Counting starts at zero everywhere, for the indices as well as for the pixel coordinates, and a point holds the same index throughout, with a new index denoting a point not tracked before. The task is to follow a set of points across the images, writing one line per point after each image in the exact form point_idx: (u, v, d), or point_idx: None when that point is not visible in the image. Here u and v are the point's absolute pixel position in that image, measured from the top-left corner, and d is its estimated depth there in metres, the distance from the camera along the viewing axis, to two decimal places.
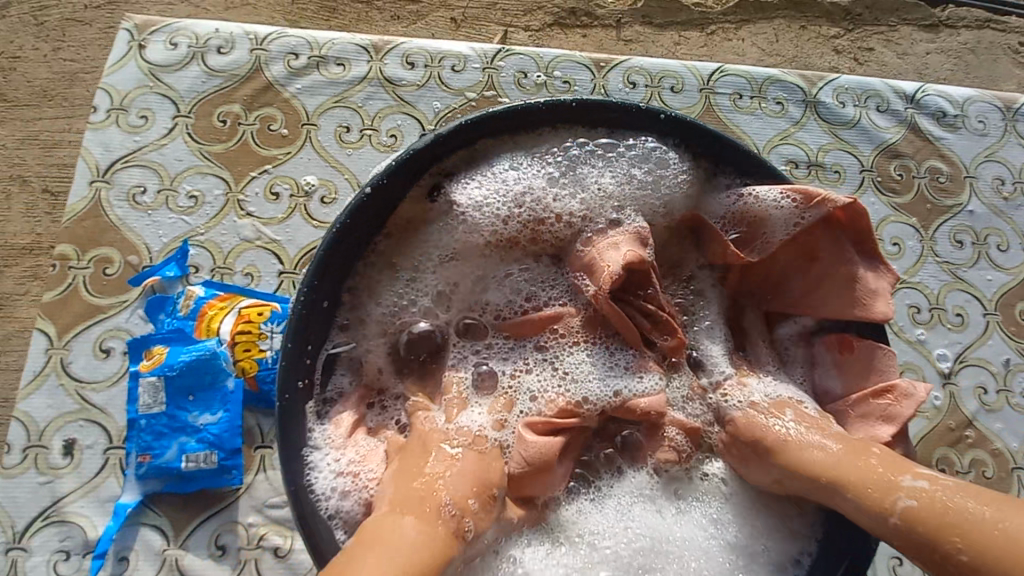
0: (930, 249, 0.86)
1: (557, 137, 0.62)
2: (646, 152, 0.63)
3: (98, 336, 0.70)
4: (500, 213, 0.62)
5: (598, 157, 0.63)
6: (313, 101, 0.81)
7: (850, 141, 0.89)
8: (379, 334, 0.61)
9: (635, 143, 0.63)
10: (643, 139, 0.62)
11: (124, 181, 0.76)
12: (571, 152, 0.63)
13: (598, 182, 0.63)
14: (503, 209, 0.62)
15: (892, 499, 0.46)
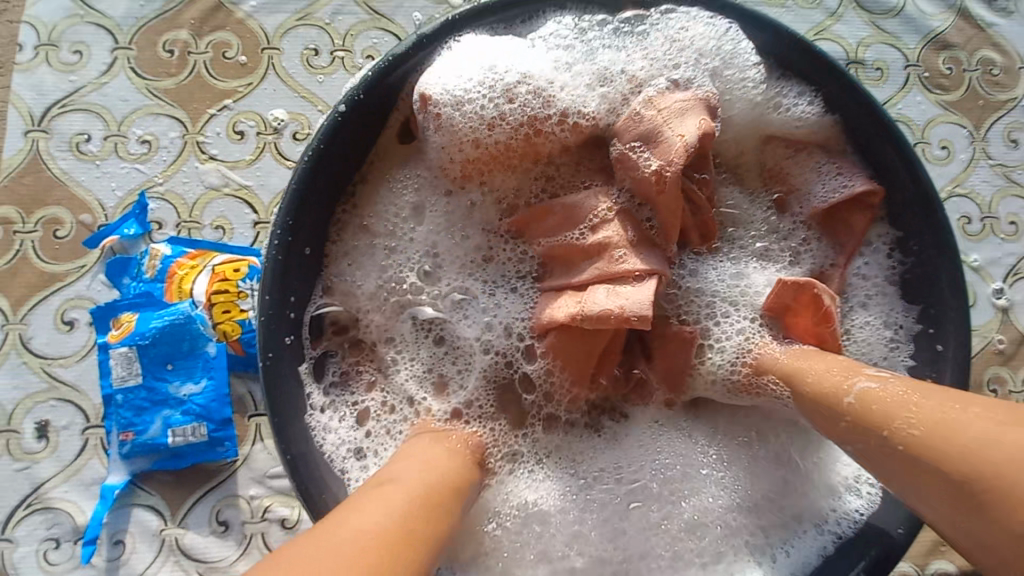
0: (982, 151, 0.77)
1: (568, 21, 0.51)
2: (676, 30, 0.51)
3: (59, 307, 0.62)
4: (489, 114, 0.49)
5: (622, 42, 0.51)
6: (273, 21, 0.70)
7: (893, 32, 0.77)
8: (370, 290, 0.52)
9: (667, 20, 0.51)
10: (676, 17, 0.51)
11: (64, 129, 0.66)
12: (587, 39, 0.51)
13: (625, 70, 0.51)
14: (493, 110, 0.49)
15: (855, 389, 0.40)
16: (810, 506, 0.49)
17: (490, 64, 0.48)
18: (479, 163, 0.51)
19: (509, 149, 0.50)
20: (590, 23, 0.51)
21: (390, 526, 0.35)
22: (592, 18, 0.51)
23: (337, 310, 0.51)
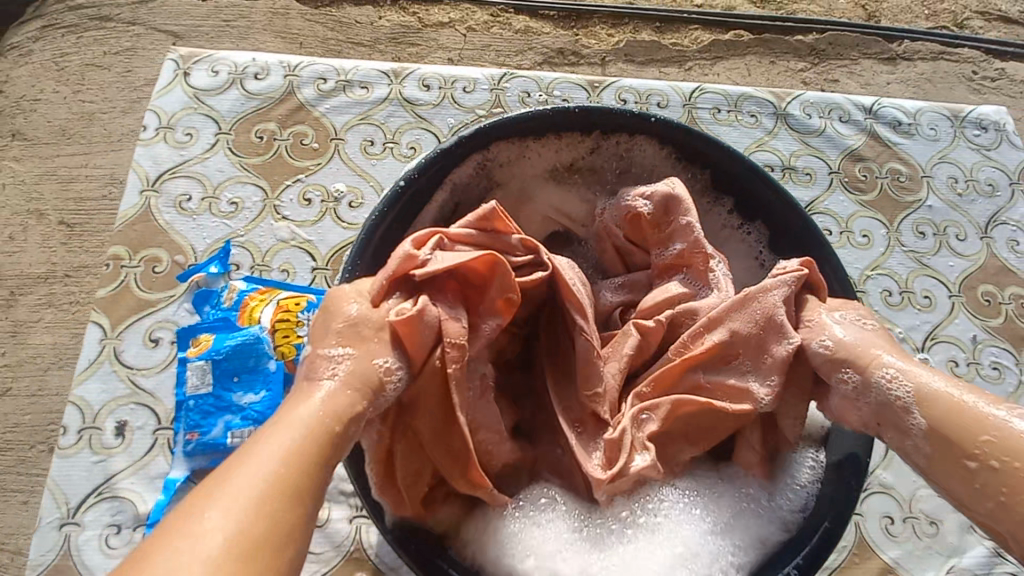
0: (896, 240, 0.96)
1: (558, 141, 0.73)
2: (628, 147, 0.74)
3: (148, 327, 0.76)
4: None
5: None
6: (341, 119, 0.91)
7: (818, 148, 1.00)
8: None
9: (625, 143, 0.74)
10: (633, 141, 0.73)
11: (171, 190, 0.84)
12: (566, 155, 0.74)
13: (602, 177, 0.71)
14: None
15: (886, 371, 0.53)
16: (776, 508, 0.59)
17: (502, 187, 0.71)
18: None
19: None
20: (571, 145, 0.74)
21: (273, 476, 0.40)
22: (574, 140, 0.73)
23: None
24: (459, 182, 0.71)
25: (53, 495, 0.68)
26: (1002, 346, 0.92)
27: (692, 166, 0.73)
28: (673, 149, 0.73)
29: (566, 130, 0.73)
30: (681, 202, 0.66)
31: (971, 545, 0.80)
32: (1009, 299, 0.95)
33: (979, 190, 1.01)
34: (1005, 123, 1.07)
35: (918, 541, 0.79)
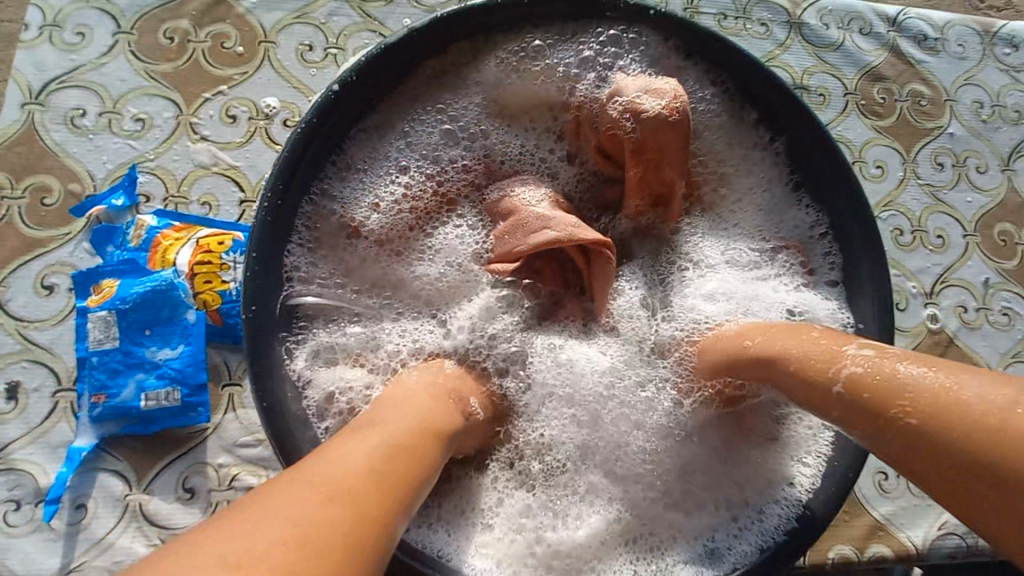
0: (913, 172, 0.86)
1: (537, 37, 0.59)
2: (622, 49, 0.60)
3: (39, 272, 0.63)
4: (447, 135, 0.61)
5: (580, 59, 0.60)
6: (271, 18, 0.75)
7: (834, 64, 0.87)
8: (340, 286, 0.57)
9: (617, 41, 0.59)
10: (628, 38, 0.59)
11: (61, 104, 0.69)
12: (548, 52, 0.60)
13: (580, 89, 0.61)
14: (449, 132, 0.61)
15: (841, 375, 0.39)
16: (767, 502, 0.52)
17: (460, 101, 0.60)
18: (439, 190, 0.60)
19: (468, 170, 0.61)
20: (553, 42, 0.59)
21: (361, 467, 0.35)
22: (556, 38, 0.59)
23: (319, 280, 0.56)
24: (412, 90, 0.58)
25: None
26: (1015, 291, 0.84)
27: (712, 73, 0.60)
28: (681, 54, 0.60)
29: (546, 22, 0.58)
30: (681, 126, 0.55)
31: None
32: None
33: (1005, 116, 0.91)
34: None
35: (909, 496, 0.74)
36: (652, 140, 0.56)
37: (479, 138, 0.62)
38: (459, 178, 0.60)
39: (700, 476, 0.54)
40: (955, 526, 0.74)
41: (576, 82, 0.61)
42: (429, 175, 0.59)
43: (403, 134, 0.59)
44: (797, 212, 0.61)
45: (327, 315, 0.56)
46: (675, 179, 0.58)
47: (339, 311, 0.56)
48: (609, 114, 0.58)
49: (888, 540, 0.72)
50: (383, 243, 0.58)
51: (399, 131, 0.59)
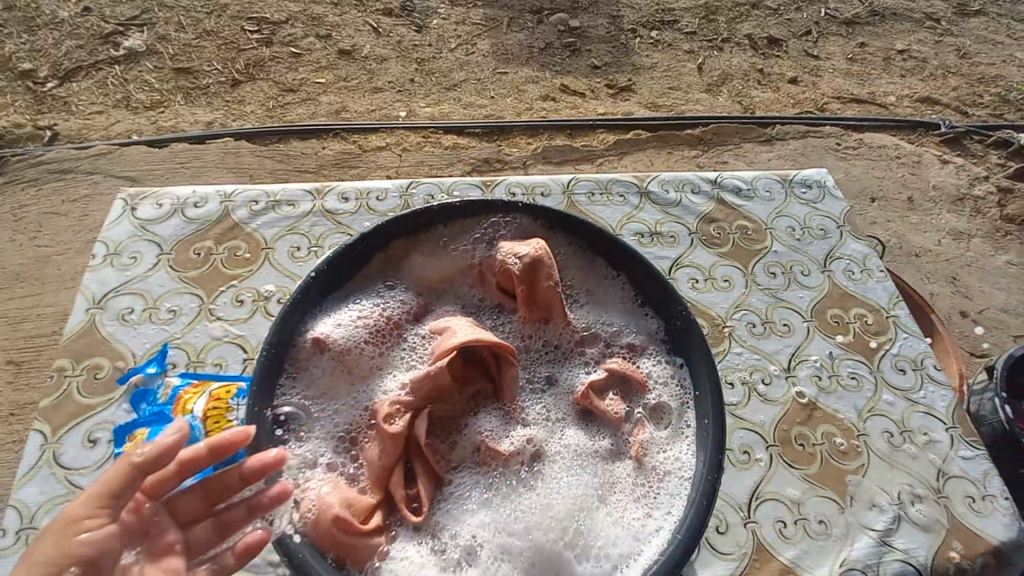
0: (753, 281, 1.14)
1: (449, 230, 0.90)
2: (506, 229, 0.91)
3: (87, 430, 0.83)
4: (394, 292, 0.86)
5: (479, 239, 0.91)
6: (271, 232, 1.07)
7: (677, 214, 1.21)
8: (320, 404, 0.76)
9: (501, 225, 0.91)
10: (507, 223, 0.91)
11: (115, 306, 0.95)
12: (457, 239, 0.91)
13: (481, 257, 0.90)
14: (396, 290, 0.86)
15: None
16: (633, 546, 0.69)
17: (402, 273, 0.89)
18: (391, 326, 0.82)
19: (411, 312, 0.84)
20: (460, 232, 0.91)
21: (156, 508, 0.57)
22: (461, 229, 0.91)
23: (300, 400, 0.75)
24: (368, 268, 0.86)
25: None
26: (856, 358, 1.07)
27: (569, 240, 0.92)
28: (545, 229, 0.92)
29: (453, 220, 0.90)
30: (545, 263, 0.84)
31: (858, 537, 0.89)
32: (855, 318, 1.12)
33: (813, 235, 1.22)
34: (826, 180, 1.30)
35: (810, 539, 0.88)
36: (530, 270, 0.84)
37: (417, 294, 0.88)
38: (402, 313, 0.83)
39: (594, 532, 0.70)
40: (855, 562, 0.87)
41: (476, 251, 0.91)
42: (382, 316, 0.82)
43: (363, 295, 0.84)
44: (646, 322, 0.88)
45: (308, 427, 0.74)
46: (551, 296, 0.85)
47: (317, 424, 0.74)
48: (499, 267, 0.87)
49: None
50: (347, 365, 0.78)
51: (360, 294, 0.84)
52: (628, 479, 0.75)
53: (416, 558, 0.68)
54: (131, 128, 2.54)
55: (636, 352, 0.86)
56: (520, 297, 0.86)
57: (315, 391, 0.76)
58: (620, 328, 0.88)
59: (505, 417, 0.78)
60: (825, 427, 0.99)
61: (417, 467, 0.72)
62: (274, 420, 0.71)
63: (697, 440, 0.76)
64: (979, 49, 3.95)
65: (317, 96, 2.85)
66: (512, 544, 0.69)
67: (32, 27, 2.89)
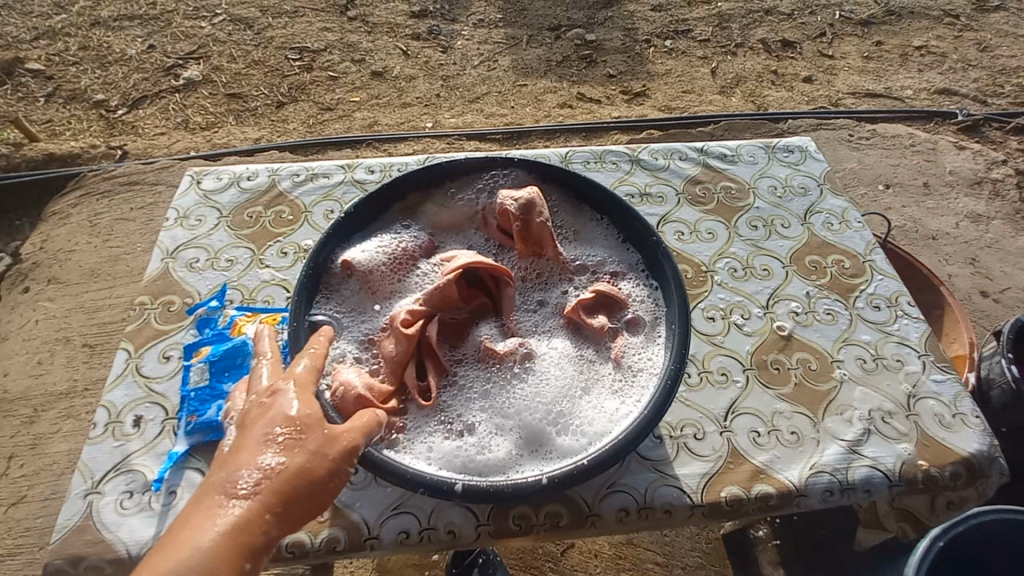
0: (735, 233, 1.25)
1: (456, 184, 1.07)
2: (503, 181, 1.07)
3: (163, 348, 1.02)
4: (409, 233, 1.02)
5: (481, 192, 1.07)
6: (310, 199, 1.26)
7: (666, 178, 1.34)
8: (347, 318, 0.92)
9: (500, 179, 1.07)
10: (504, 176, 1.07)
11: (184, 257, 1.15)
12: (463, 192, 1.07)
13: (483, 205, 1.06)
14: (411, 231, 1.02)
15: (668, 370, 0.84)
16: (607, 424, 0.81)
17: (416, 220, 1.05)
18: (406, 258, 0.98)
19: (423, 248, 1.00)
20: (465, 186, 1.07)
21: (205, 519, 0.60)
22: (466, 183, 1.07)
23: (334, 313, 0.91)
24: (388, 215, 1.03)
25: (81, 473, 0.88)
26: (833, 296, 1.16)
27: (559, 189, 1.07)
28: (538, 181, 1.08)
29: (459, 176, 1.07)
30: (536, 204, 0.99)
31: (827, 446, 0.97)
32: (832, 263, 1.21)
33: (794, 192, 1.33)
34: (808, 145, 1.42)
35: (783, 447, 0.96)
36: (525, 209, 0.99)
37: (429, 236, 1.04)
38: (416, 247, 0.99)
39: (574, 415, 0.82)
40: (824, 466, 0.94)
41: (479, 200, 1.06)
42: (399, 249, 0.97)
43: (384, 234, 1.00)
44: (628, 254, 1.01)
45: (338, 334, 0.90)
46: (543, 231, 0.99)
47: (345, 332, 0.90)
48: (497, 210, 1.02)
49: (770, 480, 0.92)
50: (371, 286, 0.94)
51: (382, 234, 1.01)
52: (607, 376, 0.87)
53: (424, 432, 0.81)
54: (189, 146, 2.86)
55: (618, 277, 0.99)
56: (516, 233, 1.00)
57: (344, 307, 0.92)
58: (604, 259, 1.01)
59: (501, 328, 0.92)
60: (801, 354, 1.08)
61: (428, 365, 0.86)
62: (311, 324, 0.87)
63: (667, 343, 0.87)
64: (1002, 41, 3.93)
65: (352, 112, 3.12)
66: (505, 423, 0.82)
67: (107, 63, 3.29)
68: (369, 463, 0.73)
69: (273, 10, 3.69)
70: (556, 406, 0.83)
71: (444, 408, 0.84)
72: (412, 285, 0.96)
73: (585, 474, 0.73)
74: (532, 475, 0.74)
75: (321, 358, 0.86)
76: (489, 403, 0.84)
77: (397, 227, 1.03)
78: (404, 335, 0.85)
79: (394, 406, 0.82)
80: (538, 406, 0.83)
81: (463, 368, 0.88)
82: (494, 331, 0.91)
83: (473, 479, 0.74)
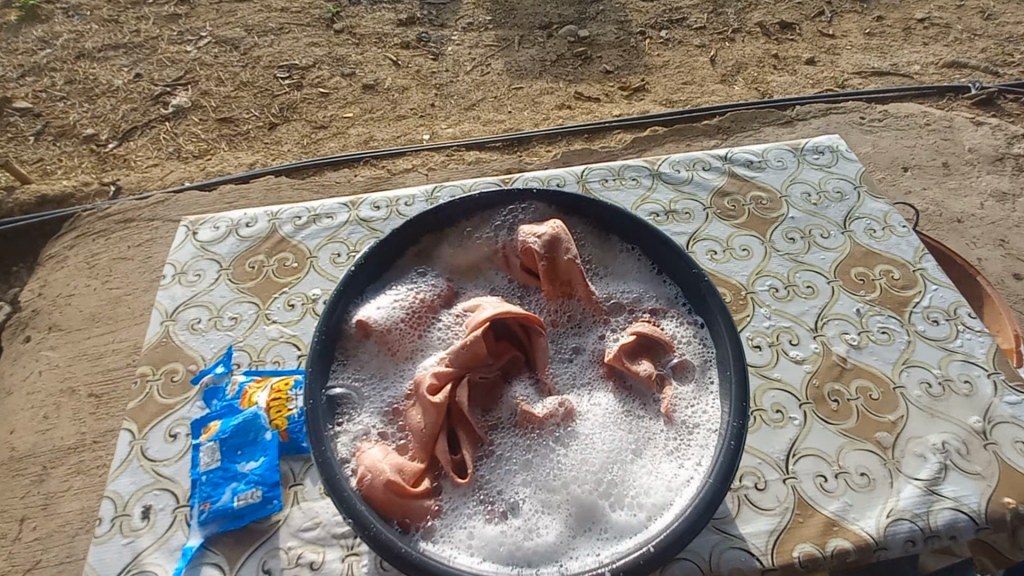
0: (773, 247, 1.16)
1: (470, 221, 0.98)
2: (520, 214, 0.98)
3: (168, 425, 0.94)
4: (425, 280, 0.93)
5: (498, 227, 0.98)
6: (314, 242, 1.17)
7: (691, 192, 1.25)
8: (367, 384, 0.83)
9: (518, 211, 0.98)
10: (521, 208, 0.98)
11: (185, 317, 1.07)
12: (477, 229, 0.98)
13: (502, 243, 0.97)
14: (426, 278, 0.94)
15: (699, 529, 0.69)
16: (666, 492, 0.72)
17: (430, 264, 0.96)
18: (425, 311, 0.89)
19: (441, 298, 0.92)
20: (481, 222, 0.98)
21: None
22: (482, 219, 0.98)
23: (353, 381, 0.83)
24: (400, 263, 0.95)
25: None
26: (886, 313, 1.07)
27: (584, 218, 0.99)
28: (560, 212, 0.99)
29: (474, 212, 0.98)
30: (562, 240, 0.91)
31: (903, 488, 0.88)
32: (881, 275, 1.12)
33: (831, 198, 1.23)
34: (838, 144, 1.33)
35: (854, 492, 0.88)
36: (550, 247, 0.91)
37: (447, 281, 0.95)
38: (435, 296, 0.91)
39: (629, 487, 0.74)
40: (903, 512, 0.86)
41: (498, 237, 0.98)
42: (416, 301, 0.89)
43: (397, 285, 0.92)
44: (665, 288, 0.92)
45: (360, 406, 0.81)
46: (571, 269, 0.90)
47: (368, 402, 0.82)
48: (520, 248, 0.93)
49: (845, 533, 0.84)
50: (389, 348, 0.85)
51: (395, 285, 0.92)
52: (659, 435, 0.79)
53: (462, 516, 0.73)
54: (184, 176, 2.77)
55: (658, 316, 0.90)
56: (542, 274, 0.91)
57: (361, 373, 0.84)
58: (640, 296, 0.93)
59: (535, 388, 0.84)
60: (859, 382, 0.99)
61: (461, 435, 0.78)
62: (329, 397, 0.79)
63: (723, 393, 0.79)
64: (1007, 8, 3.81)
65: (346, 129, 3.03)
66: (551, 499, 0.74)
67: (93, 96, 3.21)
68: (408, 565, 0.64)
69: (258, 29, 3.60)
70: (607, 476, 0.75)
71: (483, 485, 0.75)
72: (434, 339, 0.88)
73: (653, 561, 0.64)
74: (591, 564, 0.66)
75: (343, 437, 0.78)
76: (529, 475, 0.76)
77: (412, 276, 0.94)
78: (431, 405, 0.77)
79: (427, 488, 0.74)
80: (588, 479, 0.74)
81: (500, 435, 0.79)
82: (528, 392, 0.83)
83: (523, 574, 0.66)
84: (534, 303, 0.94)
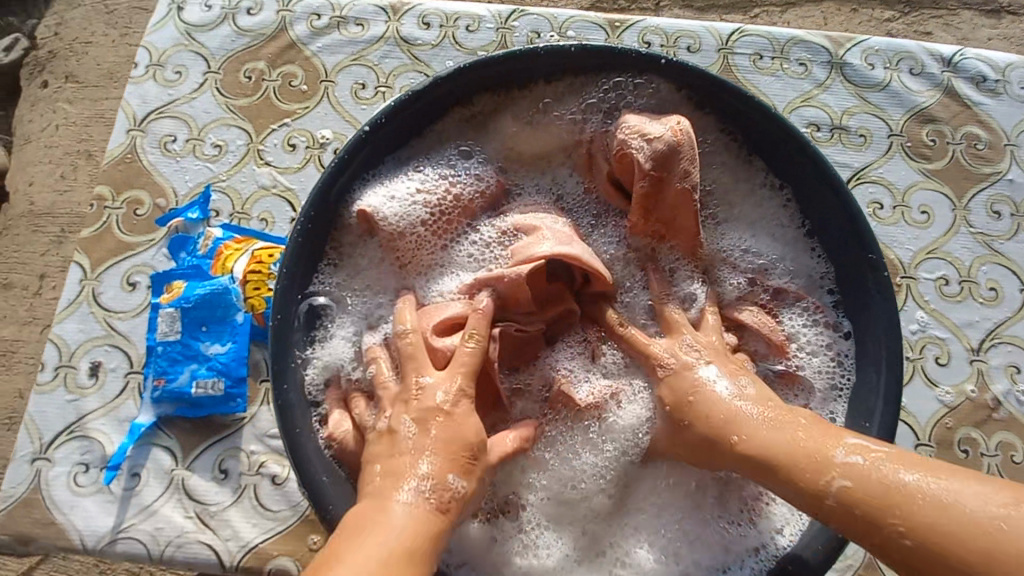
0: (964, 218, 0.81)
1: (552, 86, 0.65)
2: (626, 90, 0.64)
3: (126, 270, 0.76)
4: (465, 166, 0.64)
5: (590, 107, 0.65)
6: (333, 59, 0.85)
7: (879, 105, 0.85)
8: (360, 302, 0.61)
9: (629, 90, 0.64)
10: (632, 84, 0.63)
11: (157, 131, 0.82)
12: (557, 102, 0.65)
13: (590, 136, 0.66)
14: (469, 164, 0.65)
15: (831, 487, 0.46)
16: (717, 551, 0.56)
17: (479, 141, 0.66)
18: (457, 215, 0.62)
19: (483, 199, 0.64)
20: (567, 95, 0.65)
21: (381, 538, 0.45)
22: (569, 88, 0.65)
23: (342, 294, 0.61)
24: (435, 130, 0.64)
25: (29, 431, 0.71)
26: None
27: (722, 122, 0.64)
28: (692, 107, 0.64)
29: (560, 75, 0.64)
30: (682, 153, 0.58)
31: None
32: None
33: None
34: None
35: None
36: (661, 161, 0.58)
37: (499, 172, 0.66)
38: (476, 195, 0.63)
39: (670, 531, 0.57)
40: None
41: (586, 121, 0.65)
42: (447, 198, 0.62)
43: (426, 165, 0.64)
44: (808, 262, 0.63)
45: (345, 329, 0.61)
46: (680, 202, 0.59)
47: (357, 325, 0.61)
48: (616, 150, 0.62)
49: None
50: (399, 259, 0.61)
51: (423, 165, 0.64)
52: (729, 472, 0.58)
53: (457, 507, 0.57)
54: None
55: (781, 303, 0.63)
56: (636, 197, 0.60)
57: (355, 285, 0.61)
58: (769, 266, 0.64)
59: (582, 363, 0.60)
60: (1003, 437, 0.73)
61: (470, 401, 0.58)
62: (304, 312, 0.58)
63: None
64: None
65: None
66: (565, 514, 0.57)
67: None
68: None
69: None
70: (645, 508, 0.58)
71: None
72: (462, 258, 0.62)
73: None
74: None
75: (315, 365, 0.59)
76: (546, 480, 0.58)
77: (449, 155, 0.64)
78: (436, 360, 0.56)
79: None
80: (611, 504, 0.58)
81: (518, 412, 0.59)
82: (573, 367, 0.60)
83: None
84: (610, 234, 0.65)
